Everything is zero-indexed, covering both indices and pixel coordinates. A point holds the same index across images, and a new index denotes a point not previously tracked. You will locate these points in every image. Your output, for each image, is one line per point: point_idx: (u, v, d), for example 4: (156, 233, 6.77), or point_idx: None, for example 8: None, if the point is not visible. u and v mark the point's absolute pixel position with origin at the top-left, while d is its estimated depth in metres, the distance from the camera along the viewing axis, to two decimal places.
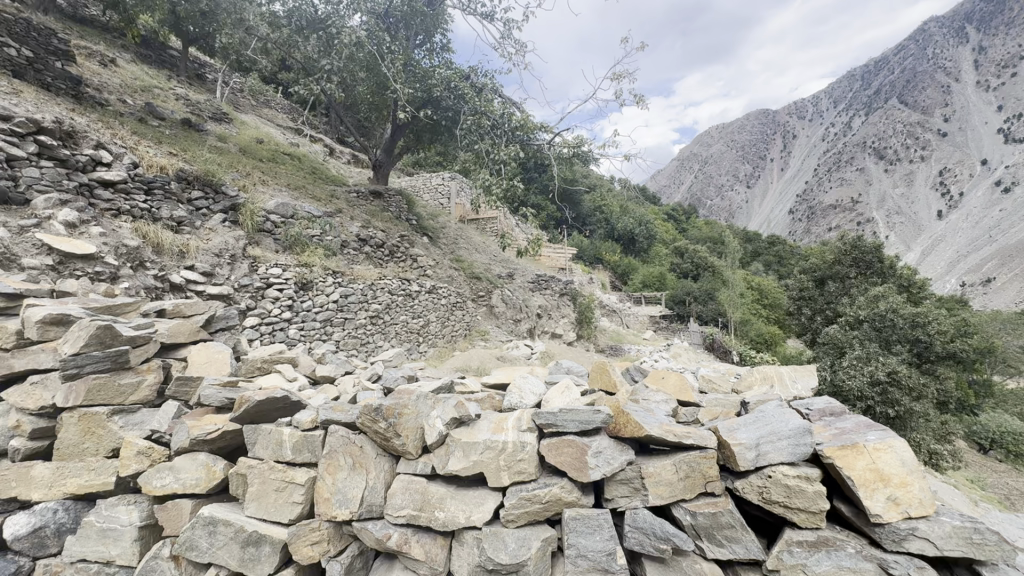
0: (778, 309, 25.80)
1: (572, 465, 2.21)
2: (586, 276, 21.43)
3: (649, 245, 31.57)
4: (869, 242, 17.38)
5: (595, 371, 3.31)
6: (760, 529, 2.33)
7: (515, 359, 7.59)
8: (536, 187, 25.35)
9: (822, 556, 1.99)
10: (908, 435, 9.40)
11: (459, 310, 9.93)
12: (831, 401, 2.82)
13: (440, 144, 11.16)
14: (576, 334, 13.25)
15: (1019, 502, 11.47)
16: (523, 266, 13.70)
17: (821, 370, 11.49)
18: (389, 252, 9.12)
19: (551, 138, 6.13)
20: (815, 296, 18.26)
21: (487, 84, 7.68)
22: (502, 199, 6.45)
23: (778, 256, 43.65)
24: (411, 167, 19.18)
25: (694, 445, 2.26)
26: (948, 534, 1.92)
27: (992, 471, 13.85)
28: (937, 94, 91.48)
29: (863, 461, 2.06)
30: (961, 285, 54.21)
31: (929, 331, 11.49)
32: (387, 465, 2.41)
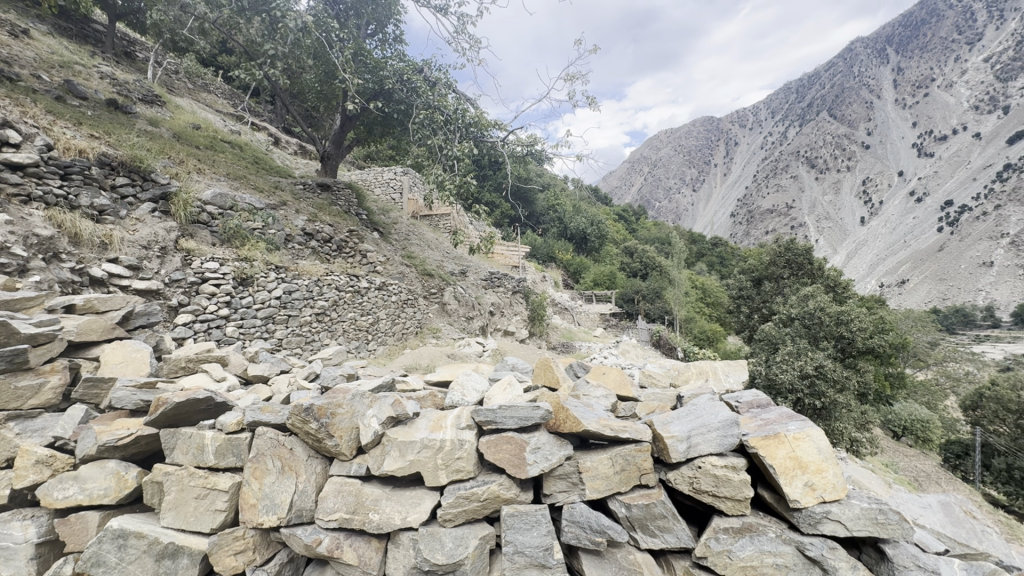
0: (719, 308, 27.12)
1: (510, 461, 2.20)
2: (539, 274, 21.62)
3: (600, 244, 32.26)
4: (801, 245, 18.54)
5: (538, 368, 3.33)
6: (691, 517, 2.43)
7: (466, 356, 7.50)
8: (490, 184, 25.31)
9: (745, 541, 2.09)
10: (831, 423, 10.16)
11: (410, 307, 9.74)
12: (758, 393, 2.99)
13: (392, 137, 10.85)
14: (528, 331, 13.29)
15: (926, 483, 12.69)
16: (476, 263, 13.61)
17: (756, 364, 12.13)
18: (337, 248, 8.83)
19: (504, 136, 6.06)
20: (753, 295, 19.37)
21: (441, 78, 7.52)
22: (455, 196, 6.35)
23: (719, 257, 45.88)
24: (362, 160, 18.63)
25: (629, 438, 2.32)
26: (858, 515, 2.05)
27: (904, 456, 15.21)
28: (862, 109, 99.41)
29: (783, 449, 2.19)
30: (880, 286, 59.47)
31: (852, 328, 12.36)
32: (318, 467, 2.30)
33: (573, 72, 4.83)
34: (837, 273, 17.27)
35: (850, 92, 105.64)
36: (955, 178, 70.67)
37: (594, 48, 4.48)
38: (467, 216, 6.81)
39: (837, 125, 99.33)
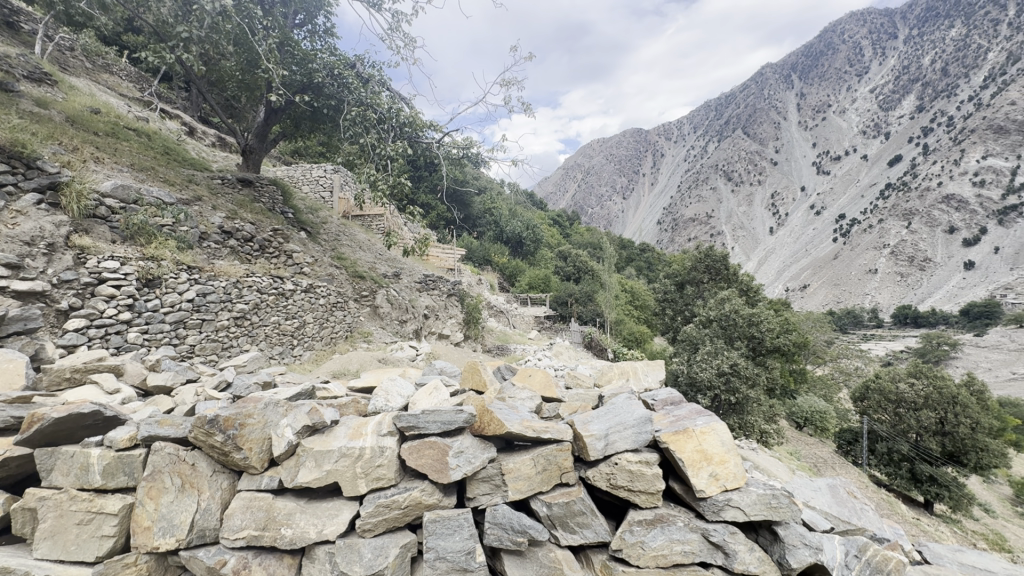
0: (647, 310, 28.51)
1: (433, 467, 2.18)
2: (475, 277, 21.51)
3: (535, 248, 32.78)
4: (719, 251, 20.04)
5: (467, 371, 3.35)
6: (608, 512, 2.52)
7: (399, 361, 7.28)
8: (425, 185, 24.90)
9: (658, 531, 2.21)
10: (744, 417, 11.03)
11: (340, 310, 9.33)
12: (672, 392, 3.20)
13: (322, 134, 10.37)
14: (463, 334, 13.19)
15: (823, 468, 14.12)
16: (411, 265, 13.28)
17: (679, 364, 12.87)
18: (260, 247, 8.29)
19: (440, 137, 5.97)
20: (676, 298, 20.54)
21: (374, 75, 7.29)
22: (387, 197, 6.16)
23: (647, 262, 48.27)
24: (290, 156, 17.68)
25: (551, 438, 2.39)
26: (753, 501, 2.24)
27: (805, 444, 16.81)
28: (771, 129, 109.13)
29: (691, 443, 2.35)
30: (786, 290, 65.40)
31: (762, 329, 13.48)
32: (224, 482, 2.15)
33: (508, 78, 4.82)
34: (749, 278, 18.84)
35: (761, 113, 115.68)
36: (847, 195, 79.50)
37: (530, 57, 4.49)
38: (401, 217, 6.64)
39: (750, 143, 108.20)
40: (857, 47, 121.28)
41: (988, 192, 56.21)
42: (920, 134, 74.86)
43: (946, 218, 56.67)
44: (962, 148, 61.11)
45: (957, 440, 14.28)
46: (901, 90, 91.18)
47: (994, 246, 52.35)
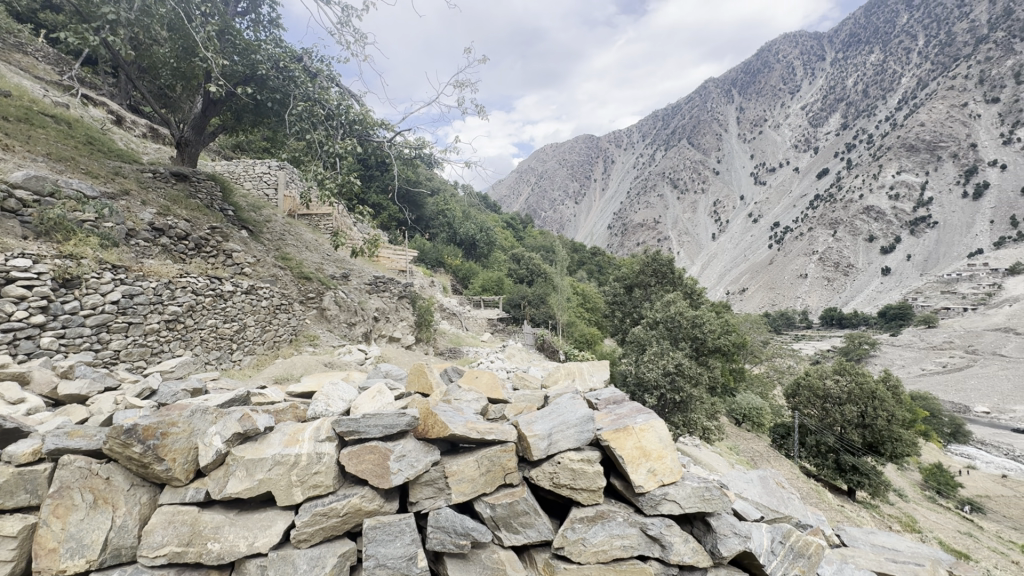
0: (597, 312, 29.14)
1: (373, 472, 2.15)
2: (427, 279, 21.16)
3: (488, 251, 32.74)
4: (665, 256, 20.86)
5: (412, 374, 3.31)
6: (552, 510, 2.55)
7: (347, 365, 7.03)
8: (376, 185, 24.29)
9: (598, 528, 2.27)
10: (687, 415, 11.55)
11: (284, 312, 8.92)
12: (615, 391, 3.29)
13: (266, 127, 9.87)
14: (414, 337, 12.90)
15: (760, 461, 14.97)
16: (360, 266, 12.81)
17: (628, 364, 13.21)
18: (195, 247, 7.81)
19: (391, 137, 5.85)
20: (625, 301, 21.15)
21: (323, 70, 7.03)
22: (336, 195, 5.96)
23: (598, 266, 49.47)
24: (230, 150, 16.71)
25: (495, 439, 2.39)
26: (688, 494, 2.35)
27: (743, 439, 17.76)
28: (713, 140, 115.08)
29: (631, 440, 2.44)
30: (727, 293, 68.99)
31: (704, 330, 14.10)
32: (144, 497, 1.99)
33: (462, 80, 4.78)
34: (693, 282, 19.74)
35: (704, 125, 121.70)
36: (781, 204, 84.95)
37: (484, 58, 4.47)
38: (351, 217, 6.46)
39: (694, 152, 113.48)
40: (790, 67, 130.24)
41: (901, 205, 61.81)
42: (844, 150, 81.28)
43: (867, 228, 61.26)
44: (879, 164, 66.88)
45: (876, 432, 15.44)
46: (828, 109, 98.69)
47: (906, 253, 57.74)
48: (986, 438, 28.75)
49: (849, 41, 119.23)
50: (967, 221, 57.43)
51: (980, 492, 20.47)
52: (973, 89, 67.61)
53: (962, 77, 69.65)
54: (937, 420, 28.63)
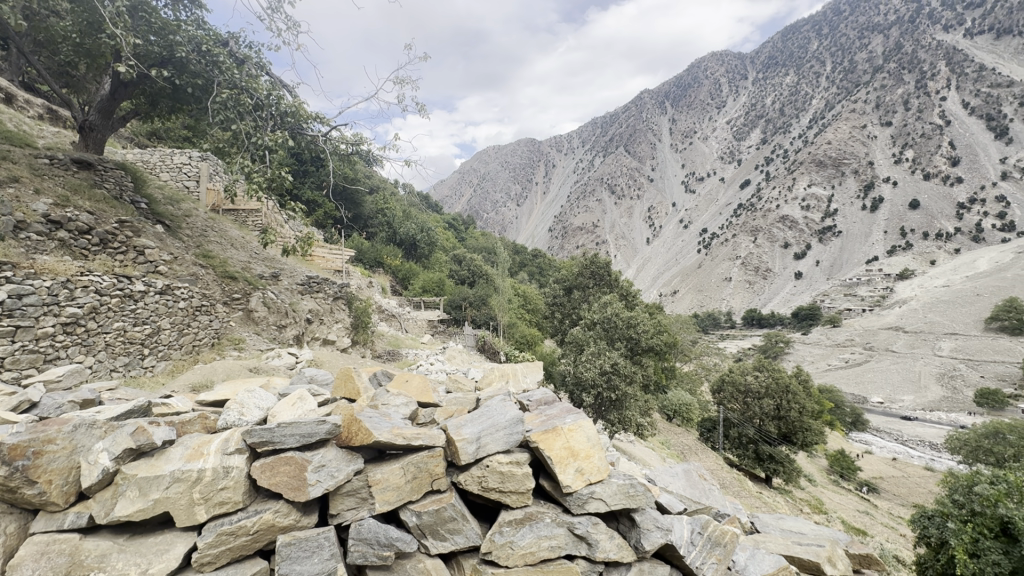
0: (537, 313, 29.53)
1: (288, 485, 2.02)
2: (365, 280, 20.42)
3: (429, 251, 32.11)
4: (603, 259, 21.50)
5: (339, 379, 3.20)
6: (481, 514, 2.54)
7: (274, 370, 6.53)
8: (311, 181, 23.11)
9: (526, 530, 2.30)
10: (623, 412, 11.92)
11: (205, 314, 8.23)
12: (546, 392, 3.37)
13: (187, 115, 9.08)
14: (349, 340, 12.32)
15: (688, 454, 15.82)
16: (292, 266, 12.03)
17: (567, 365, 13.36)
18: (100, 242, 7.01)
19: (325, 131, 5.55)
20: (565, 302, 21.60)
21: (252, 56, 6.52)
22: (264, 190, 5.53)
23: (538, 267, 50.28)
24: (144, 138, 15.26)
25: (422, 445, 2.34)
26: (613, 491, 2.47)
27: (674, 434, 18.68)
28: (648, 149, 120.88)
29: (560, 440, 2.49)
30: (659, 295, 72.52)
31: (638, 331, 14.69)
32: (11, 527, 1.74)
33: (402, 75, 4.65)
34: (629, 284, 20.52)
35: (639, 134, 127.33)
36: (708, 212, 90.39)
37: (425, 56, 4.36)
38: (282, 213, 6.07)
39: (630, 160, 118.30)
40: (716, 84, 139.03)
41: (811, 215, 67.65)
42: (763, 163, 88.00)
43: (782, 235, 66.60)
44: (793, 178, 72.87)
45: (789, 423, 16.77)
46: (750, 124, 106.18)
47: (815, 259, 63.27)
48: (881, 425, 32.08)
49: (768, 63, 129.38)
50: (865, 231, 63.32)
51: (875, 474, 22.79)
52: (871, 113, 75.46)
53: (862, 102, 77.54)
54: (839, 410, 31.58)
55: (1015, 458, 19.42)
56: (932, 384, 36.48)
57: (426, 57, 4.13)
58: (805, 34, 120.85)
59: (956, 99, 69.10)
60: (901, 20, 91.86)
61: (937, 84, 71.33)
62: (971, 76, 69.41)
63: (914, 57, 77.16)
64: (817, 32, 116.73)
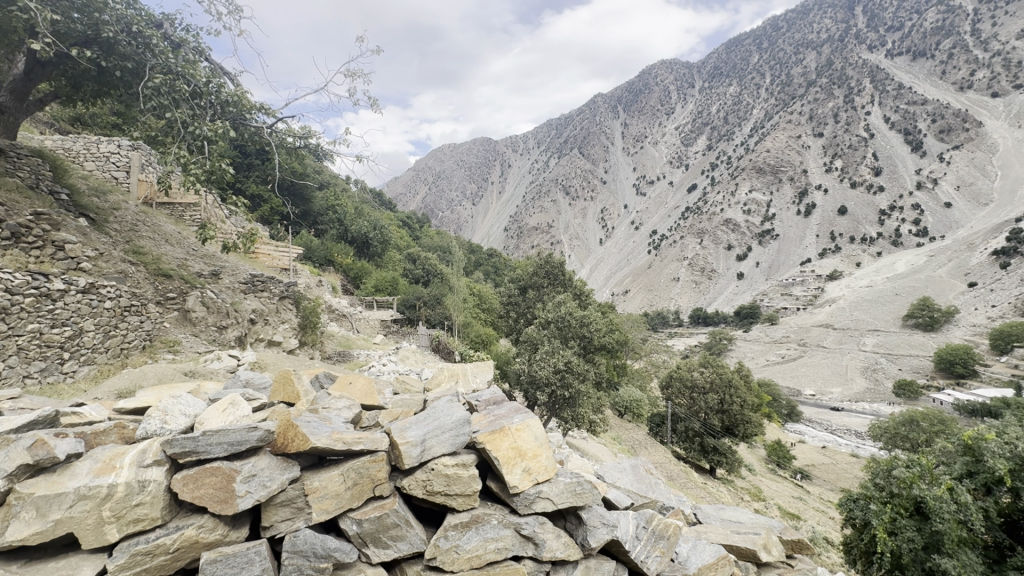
0: (492, 313, 29.43)
1: (215, 498, 2.02)
2: (314, 278, 19.64)
3: (383, 250, 31.23)
4: (557, 259, 21.76)
5: (278, 382, 3.12)
6: (424, 519, 2.61)
7: (213, 373, 6.12)
8: (255, 175, 21.96)
9: (472, 533, 2.36)
10: (576, 409, 12.13)
11: (135, 315, 7.63)
12: (494, 392, 3.49)
13: (116, 100, 8.33)
14: (297, 341, 11.74)
15: (639, 449, 16.37)
16: (233, 263, 11.34)
17: (521, 363, 13.30)
18: (12, 236, 6.24)
19: (271, 122, 5.26)
20: (520, 301, 21.69)
21: (190, 41, 5.98)
22: (203, 183, 5.14)
23: (494, 266, 50.28)
24: (66, 123, 13.99)
25: (364, 450, 2.41)
26: (560, 490, 2.61)
27: (626, 430, 19.18)
28: (601, 152, 123.64)
29: (506, 441, 2.62)
30: (611, 295, 74.23)
31: (590, 329, 14.93)
32: None
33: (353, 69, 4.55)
34: (582, 284, 20.88)
35: (593, 137, 129.94)
36: (658, 214, 93.44)
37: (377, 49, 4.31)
38: (223, 208, 5.70)
39: (584, 162, 120.46)
40: (666, 91, 143.91)
41: (752, 219, 71.29)
42: (709, 169, 91.99)
43: (726, 238, 69.79)
44: (736, 183, 76.47)
45: (731, 416, 17.62)
46: (696, 131, 110.74)
47: (756, 261, 66.70)
48: (813, 416, 34.31)
49: (713, 73, 135.49)
50: (800, 234, 67.34)
51: (808, 462, 24.35)
52: (805, 124, 80.41)
53: (797, 113, 82.50)
54: (776, 403, 33.48)
55: (926, 443, 21.33)
56: (857, 376, 39.33)
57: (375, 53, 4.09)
58: (747, 47, 127.18)
59: (879, 113, 74.80)
60: (832, 38, 98.63)
61: (863, 100, 77.13)
62: (891, 93, 75.54)
63: (843, 73, 82.95)
64: (757, 46, 123.20)
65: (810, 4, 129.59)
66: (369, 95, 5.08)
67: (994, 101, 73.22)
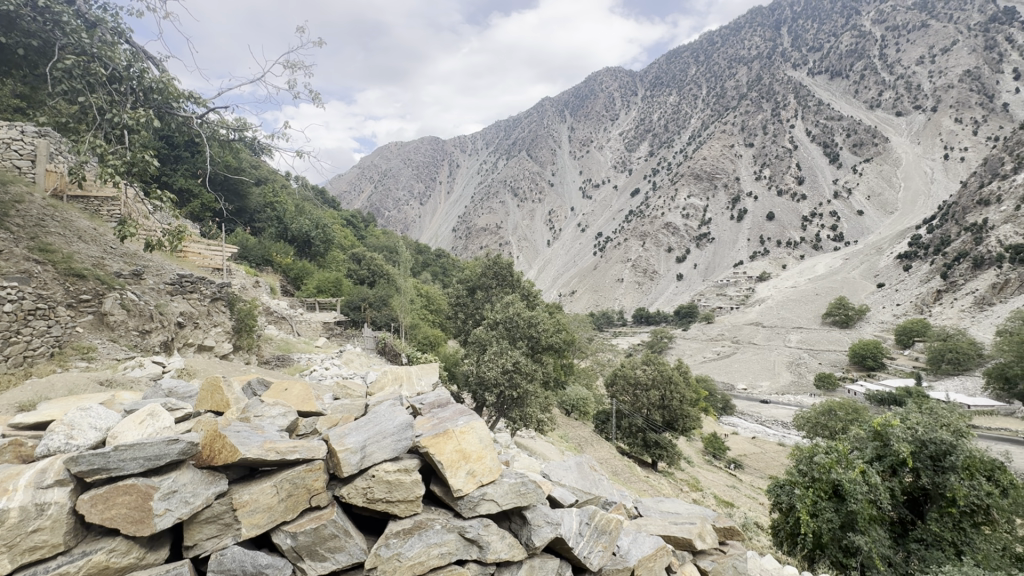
0: (440, 314, 29.13)
1: (128, 519, 1.88)
2: (250, 279, 18.57)
3: (325, 249, 30.06)
4: (505, 260, 21.88)
5: (205, 390, 2.93)
6: (364, 527, 2.54)
7: (134, 382, 5.60)
8: (184, 169, 20.55)
9: (415, 540, 2.32)
10: (524, 409, 12.20)
11: (41, 319, 6.89)
12: (437, 396, 3.47)
13: (15, 79, 7.39)
14: (231, 346, 11.04)
15: (585, 446, 16.73)
16: (159, 262, 10.45)
17: (470, 364, 13.19)
18: None
19: (202, 112, 4.88)
20: (468, 302, 21.59)
21: (108, 19, 5.36)
22: (123, 176, 4.69)
23: (442, 267, 49.75)
24: None
25: (299, 459, 2.33)
26: (505, 490, 2.63)
27: (573, 428, 19.56)
28: (548, 155, 125.53)
29: (451, 444, 2.61)
30: (559, 295, 75.68)
31: (538, 329, 15.04)
32: None
33: (294, 61, 4.35)
34: (529, 285, 21.11)
35: (541, 140, 131.80)
36: (604, 216, 96.09)
37: (320, 41, 4.17)
38: (146, 203, 5.28)
39: (532, 164, 121.89)
40: (610, 98, 148.13)
41: (690, 222, 74.85)
42: (650, 174, 95.68)
43: (667, 240, 72.94)
44: (676, 188, 80.04)
45: (671, 411, 18.52)
46: (639, 137, 114.89)
47: (694, 262, 70.11)
48: (745, 408, 36.51)
49: (655, 82, 141.15)
50: (733, 237, 71.35)
51: (740, 452, 25.83)
52: (738, 134, 85.33)
53: (731, 124, 87.54)
54: (712, 397, 35.29)
55: (843, 431, 23.21)
56: (783, 370, 42.18)
57: (320, 46, 3.98)
58: (686, 59, 133.67)
59: (802, 127, 80.78)
60: (761, 56, 105.62)
61: (788, 113, 82.84)
62: (812, 109, 81.85)
63: (771, 88, 88.87)
64: (695, 59, 129.74)
65: (742, 22, 138.13)
66: (310, 86, 4.83)
67: (899, 119, 81.02)
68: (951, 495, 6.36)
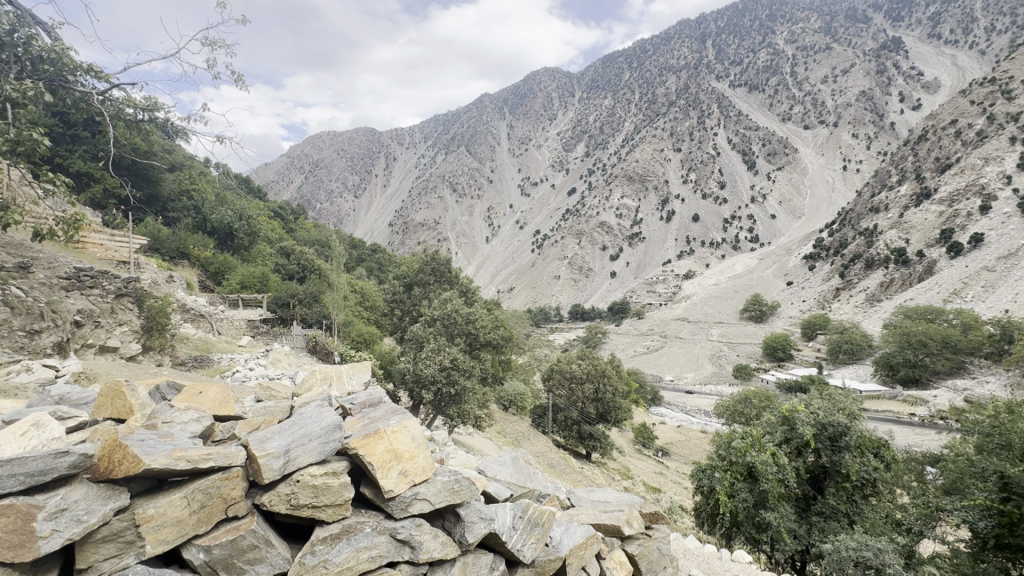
0: (375, 310, 28.33)
1: (6, 543, 1.66)
2: (163, 274, 17.05)
3: (250, 242, 28.16)
4: (442, 256, 21.64)
5: (105, 397, 2.68)
6: (287, 534, 2.43)
7: (18, 389, 4.96)
8: (82, 150, 18.49)
9: (343, 545, 2.24)
10: (461, 406, 12.15)
11: None
12: (370, 396, 3.38)
13: None
14: (139, 347, 9.91)
15: (522, 440, 16.95)
16: (51, 254, 9.27)
17: (406, 362, 12.85)
18: None
19: (103, 88, 4.39)
20: (404, 298, 21.08)
21: None
22: (5, 156, 4.10)
23: (377, 262, 48.30)
24: None
25: (214, 467, 2.19)
26: (438, 488, 2.61)
27: (510, 423, 19.80)
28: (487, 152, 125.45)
29: (382, 445, 2.55)
30: (497, 292, 76.07)
31: (476, 326, 15.06)
32: None
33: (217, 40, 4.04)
34: (468, 281, 21.04)
35: (480, 136, 131.50)
36: (541, 214, 97.68)
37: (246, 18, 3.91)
38: (34, 187, 4.64)
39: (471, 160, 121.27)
40: (548, 97, 150.72)
41: (623, 222, 77.81)
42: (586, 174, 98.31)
43: (602, 239, 75.39)
44: (610, 189, 82.93)
45: (604, 403, 19.26)
46: (575, 138, 117.81)
47: (626, 260, 72.99)
48: (672, 399, 38.65)
49: (591, 85, 145.43)
50: (662, 237, 75.02)
51: (667, 441, 27.29)
52: (667, 139, 89.75)
53: (661, 129, 91.97)
54: (643, 389, 36.94)
55: (756, 417, 25.21)
56: (706, 362, 45.04)
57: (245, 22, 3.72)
58: (620, 65, 138.72)
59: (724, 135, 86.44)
60: (689, 66, 111.80)
61: (712, 121, 88.28)
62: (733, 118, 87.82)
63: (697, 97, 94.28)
64: (629, 65, 135.10)
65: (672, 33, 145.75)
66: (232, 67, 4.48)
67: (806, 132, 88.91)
68: (846, 472, 7.09)
